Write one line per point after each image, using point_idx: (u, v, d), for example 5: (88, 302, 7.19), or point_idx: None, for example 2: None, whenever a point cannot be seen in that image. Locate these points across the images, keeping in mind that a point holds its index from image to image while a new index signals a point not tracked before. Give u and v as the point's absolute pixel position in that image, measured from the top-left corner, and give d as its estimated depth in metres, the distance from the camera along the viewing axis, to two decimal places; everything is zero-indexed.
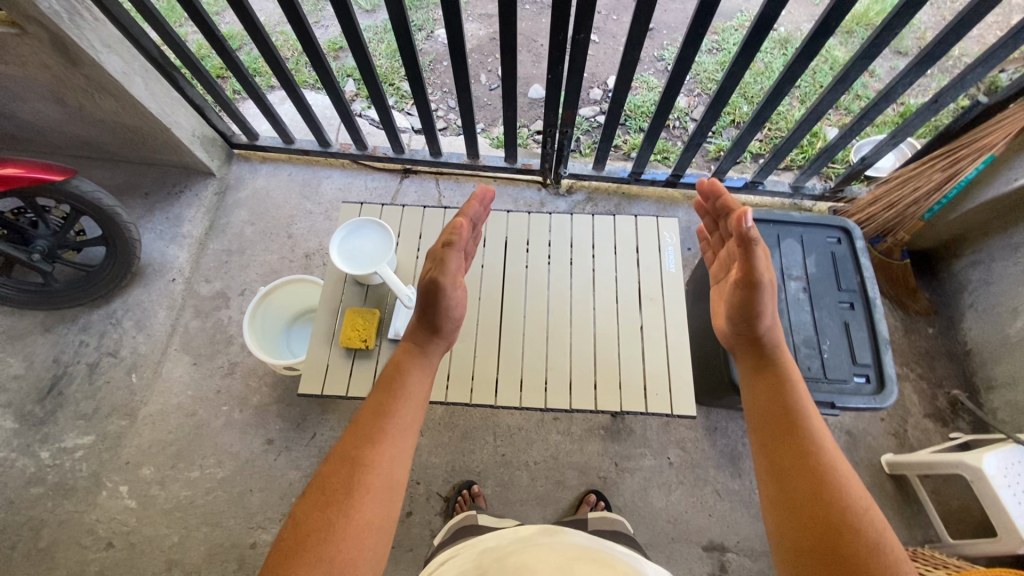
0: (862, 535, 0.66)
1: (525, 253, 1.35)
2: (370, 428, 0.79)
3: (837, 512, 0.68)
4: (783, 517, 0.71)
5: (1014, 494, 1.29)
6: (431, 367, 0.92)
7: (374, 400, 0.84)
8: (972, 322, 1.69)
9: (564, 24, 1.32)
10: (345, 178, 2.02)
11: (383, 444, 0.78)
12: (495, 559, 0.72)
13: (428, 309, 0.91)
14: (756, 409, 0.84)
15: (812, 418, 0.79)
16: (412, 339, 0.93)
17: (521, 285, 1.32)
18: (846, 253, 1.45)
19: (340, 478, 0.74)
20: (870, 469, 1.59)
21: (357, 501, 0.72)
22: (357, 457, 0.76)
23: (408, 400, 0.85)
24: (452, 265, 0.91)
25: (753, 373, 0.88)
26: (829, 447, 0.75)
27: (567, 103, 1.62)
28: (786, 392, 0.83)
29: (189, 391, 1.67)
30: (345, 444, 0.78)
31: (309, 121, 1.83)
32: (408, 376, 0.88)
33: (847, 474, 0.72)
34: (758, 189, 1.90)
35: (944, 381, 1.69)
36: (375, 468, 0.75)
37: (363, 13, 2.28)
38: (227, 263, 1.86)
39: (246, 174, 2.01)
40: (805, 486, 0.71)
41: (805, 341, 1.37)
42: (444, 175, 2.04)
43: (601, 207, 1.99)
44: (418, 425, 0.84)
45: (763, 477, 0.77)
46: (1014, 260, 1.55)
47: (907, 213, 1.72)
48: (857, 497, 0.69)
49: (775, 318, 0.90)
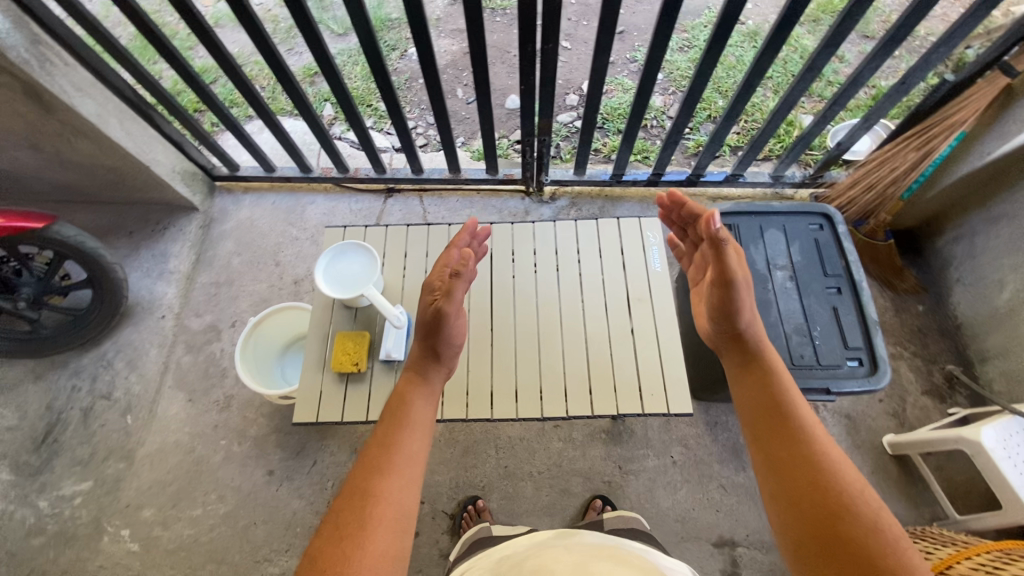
0: (857, 517, 0.66)
1: (511, 264, 1.36)
2: (380, 459, 0.79)
3: (834, 498, 0.69)
4: (783, 508, 0.71)
5: (1015, 465, 1.30)
6: (434, 393, 0.93)
7: (382, 430, 0.85)
8: (960, 297, 1.70)
9: (532, 34, 1.34)
10: (329, 202, 2.02)
11: (392, 474, 0.78)
12: (513, 563, 0.73)
13: (431, 335, 0.93)
14: (747, 405, 0.84)
15: (801, 407, 0.80)
16: (415, 368, 0.94)
17: (509, 296, 1.32)
18: (829, 239, 1.47)
19: (354, 511, 0.74)
20: (872, 451, 1.59)
21: (370, 530, 0.72)
22: (368, 488, 0.76)
23: (413, 428, 0.86)
24: (458, 294, 0.93)
25: (740, 370, 0.88)
26: (820, 435, 0.76)
27: (543, 112, 1.63)
28: (775, 384, 0.83)
29: (186, 428, 1.66)
30: (356, 477, 0.78)
31: (289, 149, 1.84)
32: (413, 404, 0.89)
33: (838, 457, 0.73)
34: (740, 181, 1.92)
35: (938, 357, 1.70)
36: (385, 498, 0.76)
37: (334, 38, 2.29)
38: (216, 296, 1.86)
39: (229, 206, 2.01)
40: (800, 475, 0.72)
41: (796, 329, 1.37)
42: (427, 192, 2.04)
43: (585, 211, 2.00)
44: (426, 453, 0.85)
45: (760, 470, 0.77)
46: (996, 232, 1.56)
47: (887, 194, 1.72)
48: (851, 480, 0.70)
49: (755, 314, 0.91)
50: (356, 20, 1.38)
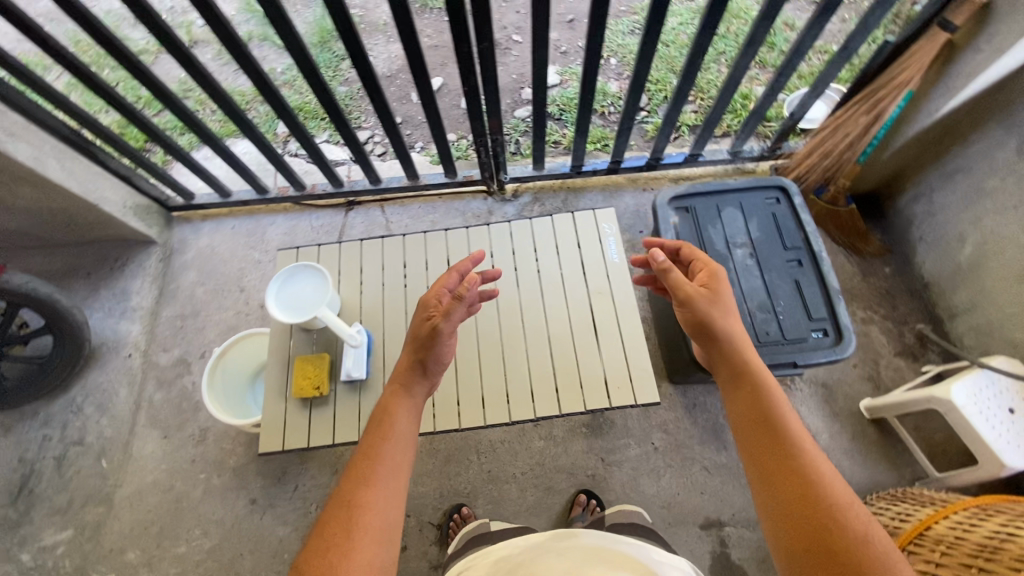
0: (848, 528, 0.70)
1: None
2: (364, 471, 0.83)
3: (825, 510, 0.72)
4: (777, 521, 0.75)
5: (986, 419, 1.30)
6: (416, 406, 0.96)
7: (366, 443, 0.89)
8: (925, 255, 1.70)
9: (465, 35, 1.31)
10: (290, 222, 1.99)
11: (375, 486, 0.82)
12: (514, 564, 0.79)
13: (420, 349, 0.97)
14: (739, 419, 0.87)
15: (792, 420, 0.83)
16: (398, 378, 0.97)
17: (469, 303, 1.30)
18: (786, 212, 1.46)
19: (339, 523, 0.77)
20: (851, 417, 1.60)
21: (355, 540, 0.75)
22: (351, 500, 0.80)
23: (397, 440, 0.89)
24: (456, 314, 0.98)
25: (731, 385, 0.91)
26: (811, 447, 0.80)
27: (491, 111, 1.61)
28: (765, 397, 0.86)
29: (163, 465, 1.64)
30: (343, 491, 0.82)
31: (242, 172, 1.81)
32: (396, 416, 0.92)
33: (829, 470, 0.77)
34: (699, 160, 1.91)
35: (908, 317, 1.71)
36: (370, 508, 0.79)
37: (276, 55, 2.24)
38: (183, 328, 1.83)
39: (189, 236, 1.98)
40: (792, 487, 0.76)
41: (759, 305, 1.36)
42: (388, 202, 2.02)
43: (548, 206, 1.98)
44: (409, 463, 0.88)
45: (755, 483, 0.81)
46: (952, 187, 1.56)
47: (844, 159, 1.71)
48: (841, 492, 0.74)
49: (739, 331, 0.95)
50: (280, 33, 1.36)
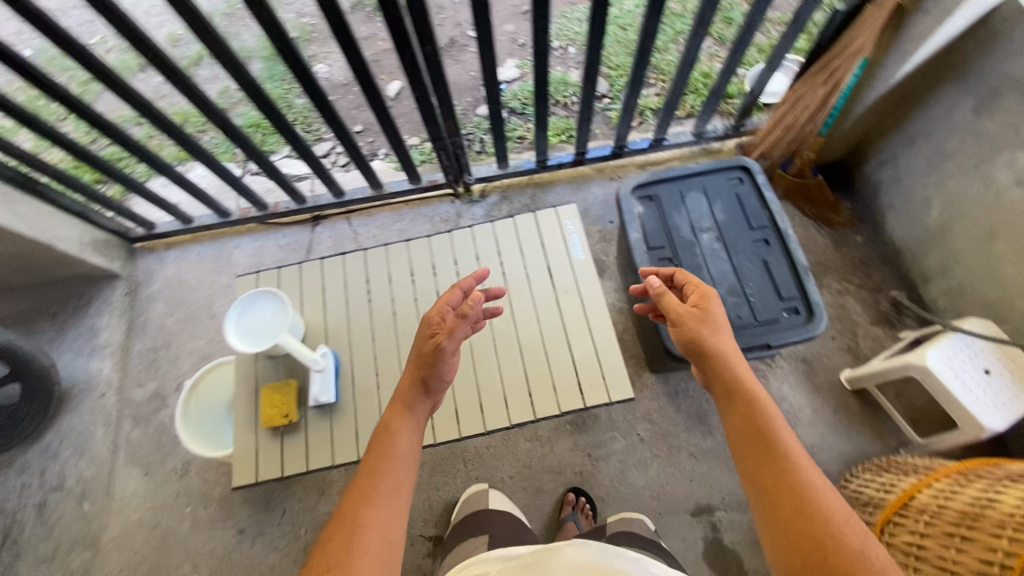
0: (845, 544, 0.69)
1: (434, 279, 1.33)
2: (366, 489, 0.81)
3: (821, 526, 0.71)
4: (776, 539, 0.74)
5: (963, 383, 1.30)
6: (418, 425, 0.93)
7: (368, 460, 0.87)
8: (894, 221, 1.70)
9: (406, 40, 1.28)
10: (256, 243, 1.95)
11: (377, 506, 0.80)
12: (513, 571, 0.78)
13: (424, 365, 0.96)
14: (735, 435, 0.86)
15: (786, 436, 0.82)
16: (401, 395, 0.96)
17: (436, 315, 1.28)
18: (749, 191, 1.45)
19: (339, 544, 0.75)
20: (833, 390, 1.60)
21: (355, 561, 0.73)
22: (353, 519, 0.78)
23: (397, 457, 0.87)
24: (460, 332, 0.97)
25: (724, 401, 0.90)
26: (805, 462, 0.79)
27: (446, 114, 1.57)
28: (758, 411, 0.85)
29: (147, 503, 1.61)
30: (345, 509, 0.80)
31: (199, 196, 1.76)
32: (397, 434, 0.90)
33: (824, 486, 0.76)
34: (664, 144, 1.89)
35: (883, 285, 1.70)
36: (371, 529, 0.77)
37: (216, 79, 2.15)
38: (156, 361, 1.80)
39: (154, 266, 1.93)
40: (787, 504, 0.75)
41: (729, 289, 1.35)
42: (355, 213, 1.97)
43: (517, 204, 1.95)
44: (411, 481, 0.86)
45: (754, 502, 0.79)
46: (915, 152, 1.56)
47: (806, 132, 1.67)
48: (837, 508, 0.73)
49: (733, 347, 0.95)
50: (214, 51, 1.31)
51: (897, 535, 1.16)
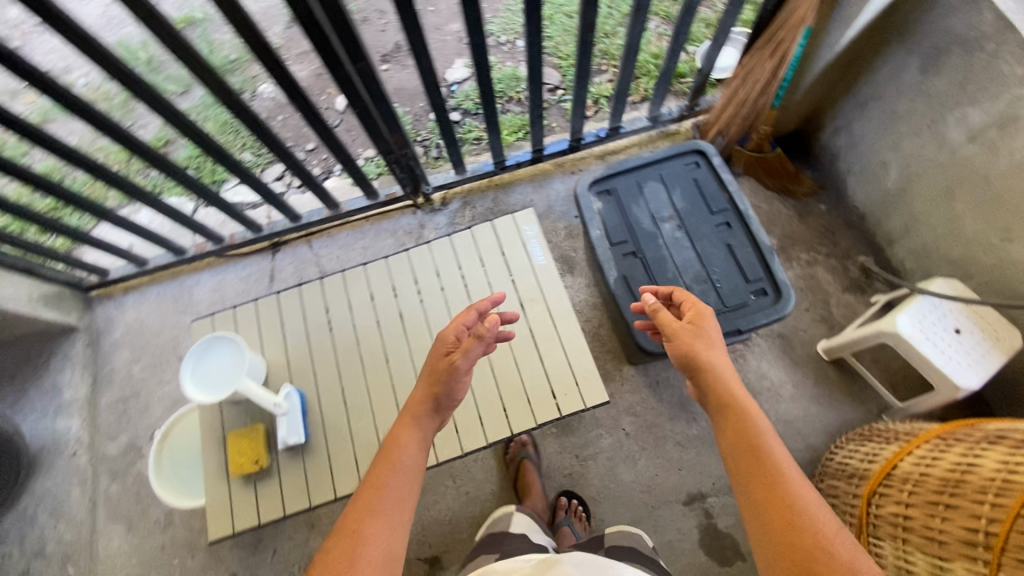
0: (835, 555, 0.71)
1: (395, 300, 1.29)
2: (370, 502, 0.82)
3: (812, 538, 0.73)
4: (768, 553, 0.76)
5: (935, 345, 1.30)
6: (424, 442, 0.94)
7: (371, 474, 0.87)
8: (855, 186, 1.69)
9: (337, 59, 1.23)
10: (215, 278, 1.89)
11: (379, 518, 0.81)
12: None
13: (437, 382, 0.96)
14: (728, 450, 0.88)
15: (777, 449, 0.84)
16: (412, 409, 0.96)
17: (402, 338, 1.26)
18: (707, 175, 1.43)
19: (342, 554, 0.76)
20: (811, 363, 1.60)
21: (358, 570, 0.74)
22: (355, 531, 0.79)
23: (402, 470, 0.88)
24: (473, 351, 0.97)
25: (717, 414, 0.92)
26: (796, 476, 0.81)
27: (393, 128, 1.52)
28: (750, 424, 0.87)
29: (133, 559, 1.57)
30: (347, 521, 0.80)
31: (148, 237, 1.70)
32: (404, 449, 0.91)
33: (814, 500, 0.78)
34: (621, 132, 1.86)
35: (850, 252, 1.70)
36: (370, 543, 0.78)
37: (143, 120, 2.03)
38: (126, 411, 1.74)
39: (113, 313, 1.87)
40: (779, 517, 0.77)
41: (696, 277, 1.34)
42: (315, 234, 1.92)
43: (479, 208, 1.91)
44: (415, 497, 0.86)
45: (749, 517, 0.81)
46: (868, 116, 1.55)
47: (759, 107, 1.65)
48: (827, 522, 0.75)
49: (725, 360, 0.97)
50: (134, 93, 1.25)
51: (884, 506, 1.16)
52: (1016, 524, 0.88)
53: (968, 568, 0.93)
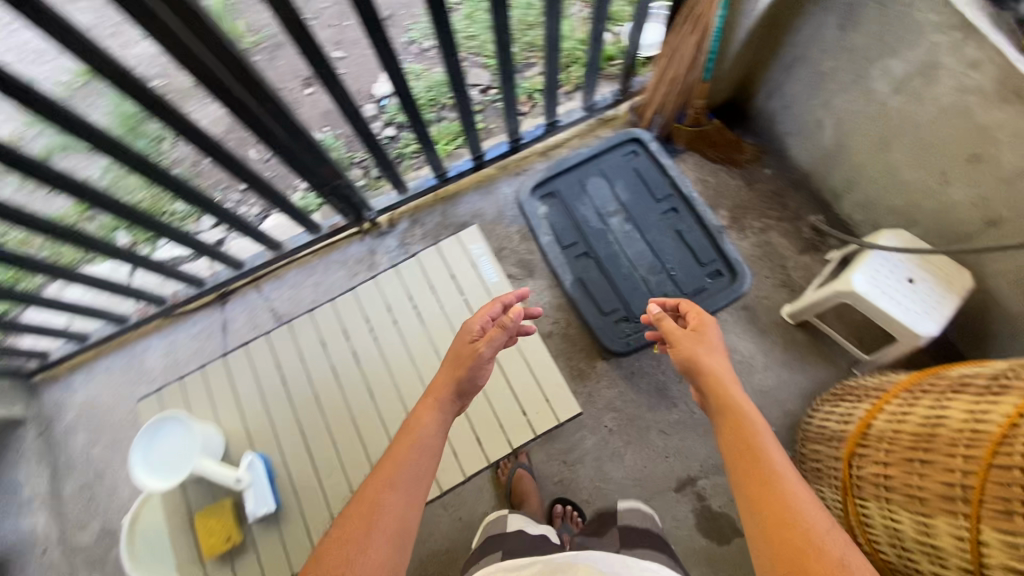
0: (827, 553, 0.71)
1: (390, 323, 1.56)
2: (391, 474, 0.90)
3: (803, 536, 0.74)
4: (762, 548, 0.76)
5: (891, 298, 1.31)
6: (444, 424, 1.04)
7: (393, 448, 0.97)
8: (795, 147, 1.69)
9: (241, 103, 1.16)
10: (166, 340, 1.79)
11: (399, 488, 0.89)
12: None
13: (460, 365, 1.09)
14: (728, 452, 0.91)
15: (772, 449, 0.87)
16: (435, 392, 1.07)
17: (403, 355, 1.52)
18: (645, 164, 1.74)
19: (362, 516, 0.84)
20: (778, 329, 1.61)
21: (377, 525, 0.83)
22: (375, 495, 0.87)
23: (422, 440, 0.98)
24: (497, 339, 1.09)
25: (719, 419, 0.96)
26: (789, 475, 0.83)
27: (319, 161, 1.45)
28: (746, 426, 0.91)
29: None
30: (367, 487, 0.89)
31: (83, 312, 1.60)
32: (424, 423, 1.01)
33: (807, 499, 0.79)
34: (559, 127, 1.82)
35: (800, 212, 1.71)
36: (386, 511, 0.85)
37: (47, 197, 1.87)
38: (93, 496, 1.66)
39: (62, 396, 1.77)
40: (772, 516, 0.77)
41: (652, 266, 1.64)
42: (262, 278, 1.82)
43: (429, 225, 1.81)
44: (431, 474, 0.95)
45: (746, 515, 0.82)
46: (796, 77, 1.55)
47: (690, 82, 1.63)
48: (820, 522, 0.75)
49: (727, 368, 1.03)
50: (27, 172, 1.14)
51: (864, 467, 1.16)
52: (990, 475, 0.88)
53: (950, 523, 0.94)
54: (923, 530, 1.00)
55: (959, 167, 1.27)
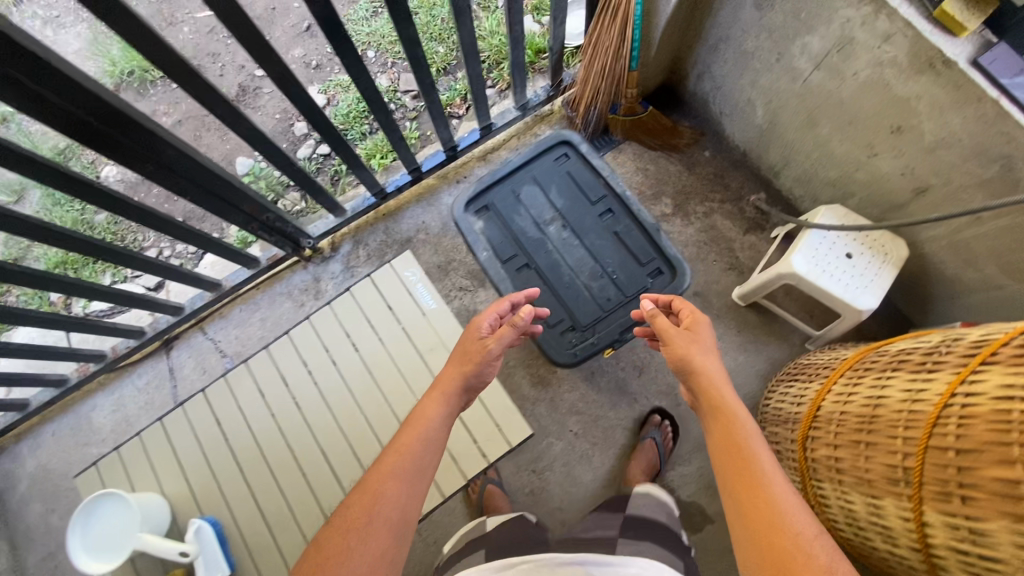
0: (812, 558, 0.71)
1: (332, 368, 1.61)
2: (395, 464, 0.87)
3: (791, 542, 0.72)
4: (749, 553, 0.75)
5: (831, 276, 1.32)
6: (449, 413, 1.01)
7: (399, 435, 0.94)
8: (731, 127, 1.68)
9: (139, 158, 1.09)
10: (112, 397, 1.72)
11: (398, 479, 0.85)
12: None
13: (469, 359, 1.08)
14: (716, 449, 0.88)
15: (760, 448, 0.85)
16: (443, 385, 1.04)
17: (348, 399, 1.59)
18: (577, 167, 1.73)
19: (362, 506, 0.81)
20: (731, 312, 1.61)
21: (377, 514, 0.80)
22: (374, 484, 0.84)
23: (428, 427, 0.95)
24: (507, 336, 1.11)
25: (707, 417, 0.94)
26: (778, 477, 0.81)
27: (242, 200, 1.39)
28: (735, 425, 0.89)
29: None
30: (370, 476, 0.86)
31: (19, 379, 1.53)
32: (429, 412, 0.98)
33: (795, 503, 0.77)
34: (494, 130, 1.76)
35: (743, 192, 1.70)
36: (387, 501, 0.82)
37: None
38: (58, 565, 1.61)
39: (11, 466, 1.69)
40: (761, 524, 0.76)
41: (593, 271, 1.63)
42: (206, 320, 1.75)
43: (372, 245, 1.76)
44: (435, 466, 0.92)
45: (734, 522, 0.80)
46: (723, 58, 1.52)
47: (619, 74, 1.57)
48: (804, 528, 0.74)
49: (718, 368, 0.99)
50: None
51: (818, 449, 1.16)
52: (927, 456, 0.89)
53: (897, 504, 0.96)
54: (873, 511, 1.03)
55: (884, 139, 1.27)
